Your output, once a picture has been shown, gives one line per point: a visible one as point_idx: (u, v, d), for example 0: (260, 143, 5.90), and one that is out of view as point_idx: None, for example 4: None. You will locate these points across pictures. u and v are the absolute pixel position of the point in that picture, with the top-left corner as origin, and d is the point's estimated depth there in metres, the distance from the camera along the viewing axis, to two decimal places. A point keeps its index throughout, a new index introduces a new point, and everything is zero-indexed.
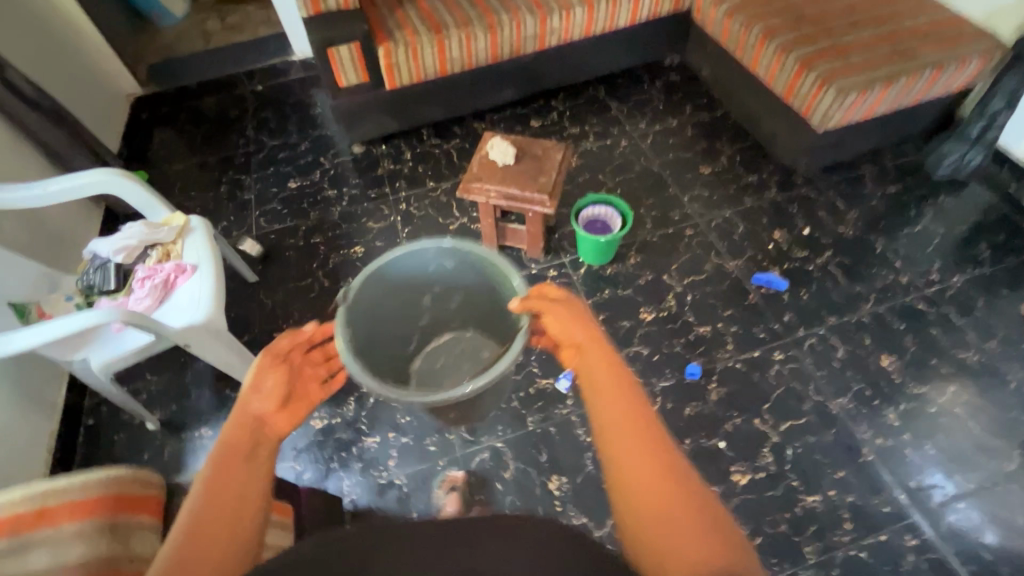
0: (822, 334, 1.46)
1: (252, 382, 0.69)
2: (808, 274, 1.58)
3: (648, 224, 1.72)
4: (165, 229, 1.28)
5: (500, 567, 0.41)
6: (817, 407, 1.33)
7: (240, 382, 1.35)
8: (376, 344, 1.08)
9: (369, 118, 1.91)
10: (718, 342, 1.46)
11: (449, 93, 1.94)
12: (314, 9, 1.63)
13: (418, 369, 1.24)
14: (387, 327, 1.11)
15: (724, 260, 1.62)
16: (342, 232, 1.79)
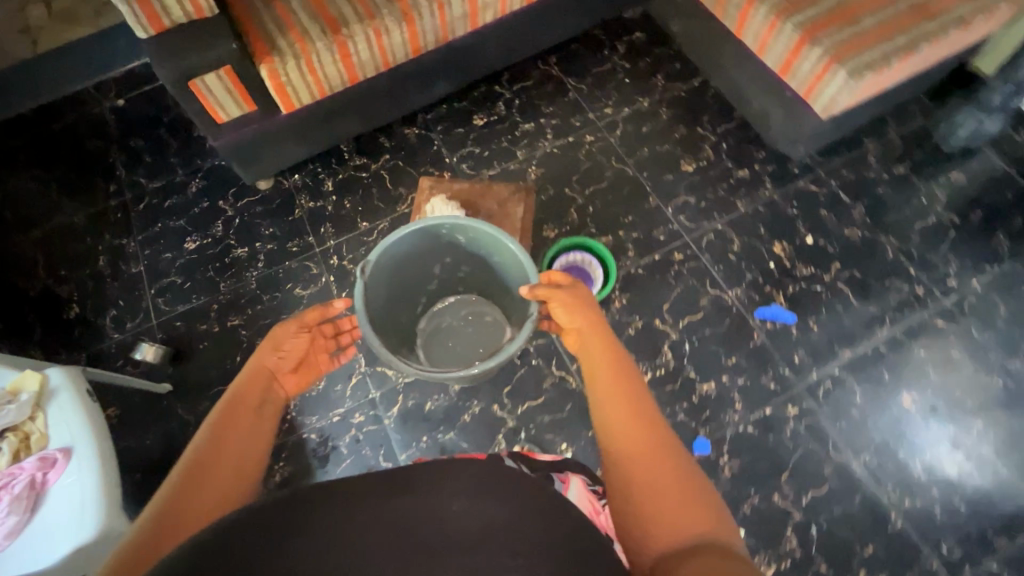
0: (837, 374, 1.29)
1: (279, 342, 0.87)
2: (816, 297, 1.38)
3: (631, 252, 1.46)
4: (12, 406, 0.96)
5: (446, 506, 0.48)
6: (839, 471, 1.20)
7: None
8: (393, 305, 1.24)
9: (267, 151, 1.49)
10: (725, 401, 1.28)
11: (366, 101, 1.52)
12: (157, 27, 1.14)
13: (424, 329, 1.37)
14: (402, 291, 1.25)
15: (721, 291, 1.40)
16: (265, 305, 1.46)
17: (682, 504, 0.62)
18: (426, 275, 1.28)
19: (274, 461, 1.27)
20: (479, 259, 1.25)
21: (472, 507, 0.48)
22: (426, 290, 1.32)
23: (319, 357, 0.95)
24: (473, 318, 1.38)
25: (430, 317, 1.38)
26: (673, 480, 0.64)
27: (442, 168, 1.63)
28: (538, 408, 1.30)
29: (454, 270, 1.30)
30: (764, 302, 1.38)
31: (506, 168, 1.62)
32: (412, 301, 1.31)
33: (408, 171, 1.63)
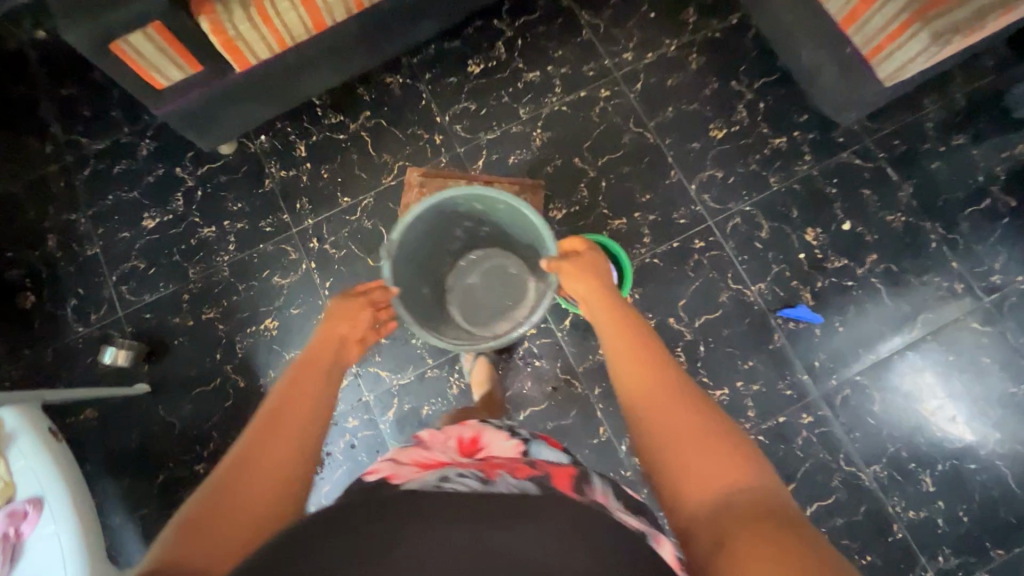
0: (857, 381, 1.22)
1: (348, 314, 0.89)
2: (845, 294, 1.27)
3: (647, 238, 1.31)
4: None
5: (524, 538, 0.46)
6: (848, 481, 1.18)
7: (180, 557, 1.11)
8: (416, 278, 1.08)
9: (227, 119, 1.26)
10: (737, 409, 1.22)
11: (338, 52, 1.26)
12: None
13: (450, 291, 1.21)
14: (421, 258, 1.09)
15: (743, 286, 1.28)
16: (241, 295, 1.32)
17: (726, 467, 0.58)
18: (440, 236, 1.11)
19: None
20: (490, 209, 1.07)
21: (540, 538, 0.46)
22: (444, 252, 1.16)
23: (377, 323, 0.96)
24: (501, 272, 1.21)
25: (455, 278, 1.21)
26: (714, 443, 0.60)
27: (432, 129, 1.40)
28: (541, 414, 1.24)
29: (468, 226, 1.13)
30: (789, 299, 1.27)
31: (507, 130, 1.39)
32: (433, 268, 1.15)
33: (392, 132, 1.40)
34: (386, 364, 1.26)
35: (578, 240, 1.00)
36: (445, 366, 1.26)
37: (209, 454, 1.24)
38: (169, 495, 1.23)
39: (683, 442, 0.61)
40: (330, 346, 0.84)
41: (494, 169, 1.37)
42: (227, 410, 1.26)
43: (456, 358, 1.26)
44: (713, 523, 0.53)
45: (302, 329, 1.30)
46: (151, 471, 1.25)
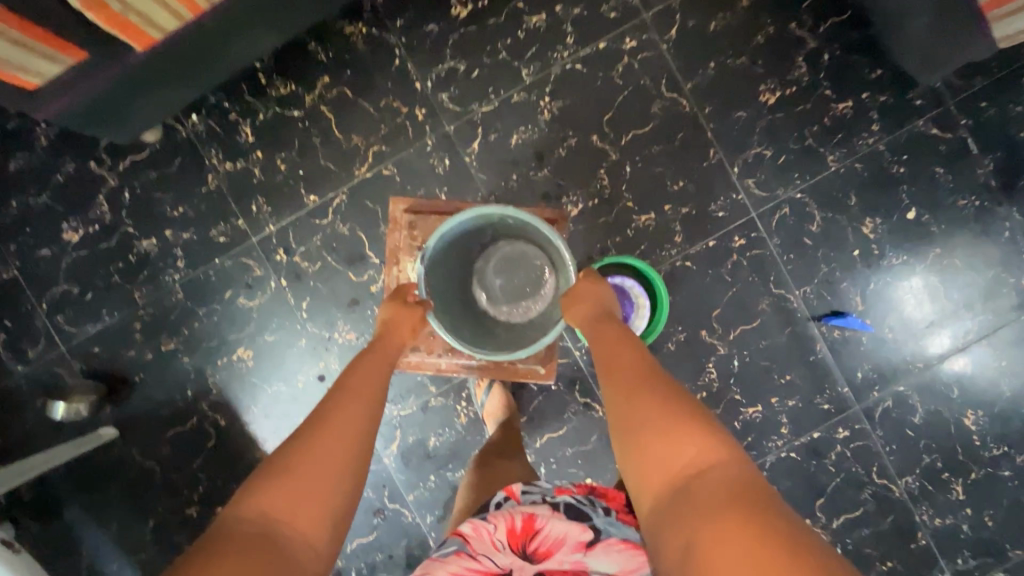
0: (900, 392, 1.13)
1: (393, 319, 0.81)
2: (899, 295, 1.12)
3: (678, 236, 1.11)
4: None
5: None
6: (877, 494, 1.13)
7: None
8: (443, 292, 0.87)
9: (145, 108, 0.99)
10: (770, 426, 1.13)
11: (275, 6, 0.93)
12: None
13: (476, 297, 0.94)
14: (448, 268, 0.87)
15: (786, 291, 1.12)
16: (204, 320, 1.12)
17: (692, 454, 0.61)
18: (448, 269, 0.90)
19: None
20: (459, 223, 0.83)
21: None
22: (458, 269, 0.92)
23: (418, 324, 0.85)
24: (523, 258, 0.92)
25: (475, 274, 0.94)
26: (682, 436, 0.62)
27: (411, 100, 1.10)
28: (559, 440, 1.13)
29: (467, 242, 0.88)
30: (836, 305, 1.12)
31: (507, 99, 1.10)
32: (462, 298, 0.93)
33: (361, 106, 1.11)
34: None
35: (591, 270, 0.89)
36: (451, 394, 1.14)
37: (199, 496, 1.14)
38: (162, 540, 1.15)
39: (653, 437, 0.64)
40: (389, 343, 0.79)
41: (494, 153, 1.11)
42: (211, 451, 1.14)
43: (462, 386, 1.14)
44: (677, 514, 0.57)
45: (282, 359, 1.13)
46: (139, 516, 1.15)
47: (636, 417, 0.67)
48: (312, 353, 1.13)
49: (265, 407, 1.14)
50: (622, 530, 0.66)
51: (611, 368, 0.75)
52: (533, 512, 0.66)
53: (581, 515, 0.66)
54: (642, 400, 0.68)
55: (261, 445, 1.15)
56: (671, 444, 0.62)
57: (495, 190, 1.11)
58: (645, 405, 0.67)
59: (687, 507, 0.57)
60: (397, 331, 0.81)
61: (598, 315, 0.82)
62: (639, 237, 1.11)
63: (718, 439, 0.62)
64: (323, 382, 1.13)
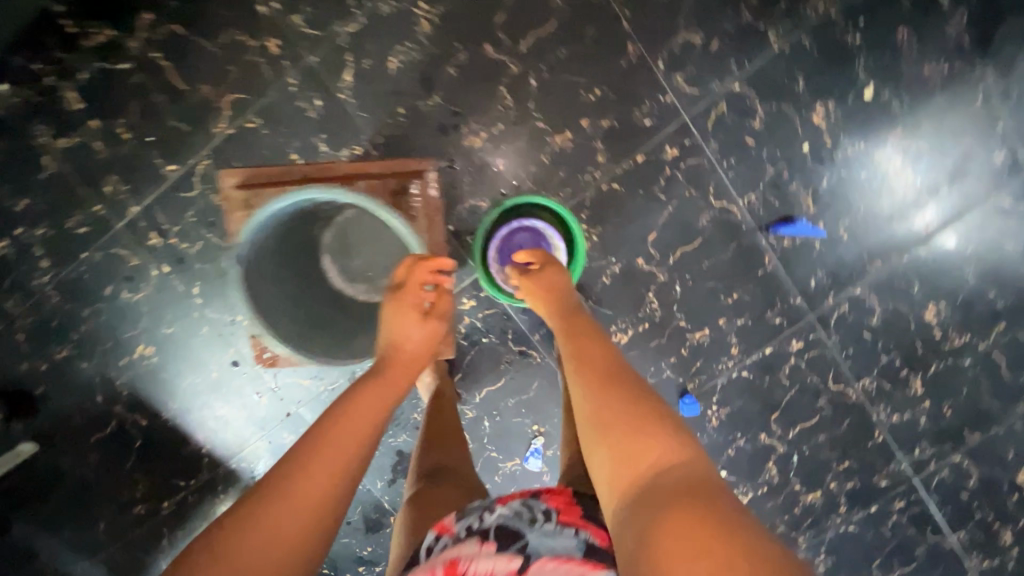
0: (857, 295, 1.04)
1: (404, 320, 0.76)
2: (854, 189, 1.00)
3: (601, 155, 0.97)
4: None
5: None
6: (835, 401, 1.09)
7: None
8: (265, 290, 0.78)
9: None
10: (719, 348, 1.06)
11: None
12: None
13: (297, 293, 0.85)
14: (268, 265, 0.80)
15: (728, 201, 0.99)
16: (90, 320, 1.01)
17: (660, 449, 0.59)
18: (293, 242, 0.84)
19: (211, 492, 1.12)
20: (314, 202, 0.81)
21: None
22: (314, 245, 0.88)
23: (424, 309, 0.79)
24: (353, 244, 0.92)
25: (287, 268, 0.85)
26: (651, 432, 0.61)
27: (260, 29, 0.91)
28: (500, 392, 1.07)
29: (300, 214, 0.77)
30: (785, 210, 1.00)
31: (375, 13, 0.91)
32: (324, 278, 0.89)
33: (201, 45, 0.91)
34: (305, 371, 1.07)
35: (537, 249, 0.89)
36: None
37: (141, 496, 1.11)
38: (114, 543, 1.12)
39: (622, 429, 0.63)
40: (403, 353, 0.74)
41: (372, 84, 0.92)
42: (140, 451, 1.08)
43: None
44: (638, 503, 0.55)
45: (187, 349, 1.04)
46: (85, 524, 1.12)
47: (605, 409, 0.66)
48: (219, 340, 1.04)
49: (184, 401, 1.07)
50: (557, 541, 0.58)
51: (582, 363, 0.74)
52: (456, 554, 0.57)
53: (510, 540, 0.58)
54: (611, 396, 0.67)
55: (192, 439, 1.09)
56: (641, 437, 0.61)
57: (381, 129, 0.94)
58: (615, 402, 0.66)
59: (648, 496, 0.55)
60: (403, 343, 0.75)
61: (570, 318, 0.82)
62: (556, 163, 0.96)
63: (684, 439, 0.61)
64: (239, 367, 1.06)
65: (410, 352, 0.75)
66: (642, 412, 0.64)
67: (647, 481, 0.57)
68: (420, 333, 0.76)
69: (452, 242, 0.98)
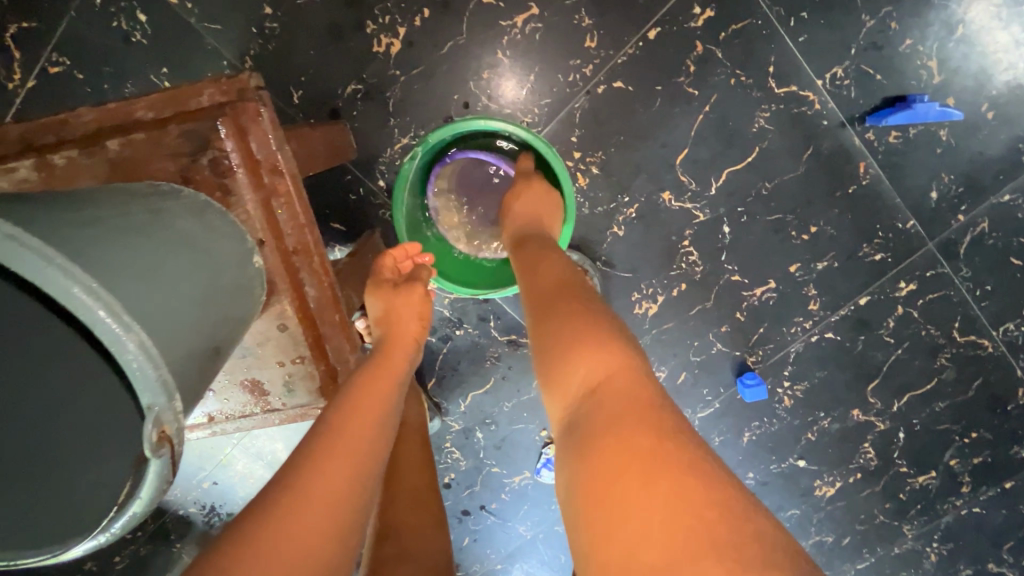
0: (1004, 203, 0.69)
1: (408, 298, 0.53)
2: (1007, 35, 0.62)
3: (590, 39, 0.62)
4: None
5: None
6: (960, 356, 0.77)
7: None
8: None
9: None
10: (791, 306, 0.74)
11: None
12: None
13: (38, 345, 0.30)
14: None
15: (800, 84, 0.63)
16: None
17: (595, 363, 0.37)
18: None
19: (150, 563, 0.88)
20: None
21: None
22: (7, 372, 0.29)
23: (409, 310, 0.53)
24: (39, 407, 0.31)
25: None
26: (591, 347, 0.38)
27: None
28: (491, 396, 0.80)
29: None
30: (895, 85, 0.63)
31: None
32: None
33: None
34: None
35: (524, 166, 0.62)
36: None
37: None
38: None
39: (555, 352, 0.40)
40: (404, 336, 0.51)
41: None
42: None
43: None
44: (575, 456, 0.33)
45: None
46: None
47: (543, 323, 0.43)
48: None
49: None
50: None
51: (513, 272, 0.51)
52: None
53: None
54: (550, 306, 0.43)
55: None
56: (576, 360, 0.38)
57: (248, 45, 0.61)
58: (547, 311, 0.43)
59: (590, 450, 0.33)
60: (397, 328, 0.51)
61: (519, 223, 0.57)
62: (523, 62, 0.63)
63: (630, 349, 0.39)
64: None
65: (407, 334, 0.51)
66: (580, 322, 0.41)
67: (585, 422, 0.35)
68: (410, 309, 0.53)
69: (387, 203, 0.66)
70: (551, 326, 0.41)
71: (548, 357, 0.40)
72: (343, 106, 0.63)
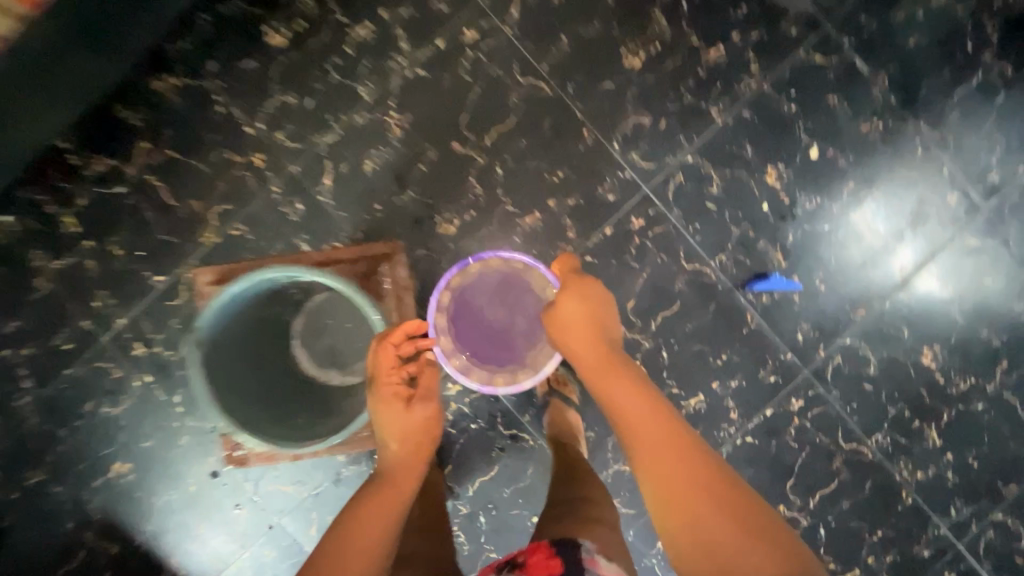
0: (848, 345, 1.03)
1: (414, 420, 0.74)
2: (821, 242, 1.02)
3: (571, 231, 1.00)
4: None
5: None
6: (850, 460, 1.03)
7: None
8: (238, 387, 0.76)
9: None
10: (718, 414, 1.02)
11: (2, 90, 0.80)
12: None
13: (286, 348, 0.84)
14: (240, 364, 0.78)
15: (701, 263, 1.01)
16: (69, 445, 0.99)
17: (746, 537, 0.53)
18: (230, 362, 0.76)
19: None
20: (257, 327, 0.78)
21: None
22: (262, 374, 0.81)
23: (415, 427, 0.74)
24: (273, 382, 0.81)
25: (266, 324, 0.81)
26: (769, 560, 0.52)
27: (246, 146, 0.99)
28: (494, 482, 1.01)
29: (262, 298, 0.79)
30: (759, 267, 1.02)
31: (351, 124, 0.98)
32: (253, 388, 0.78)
33: (190, 166, 0.99)
34: (288, 476, 1.01)
35: (569, 266, 0.79)
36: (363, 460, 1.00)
37: None
38: None
39: (730, 553, 0.53)
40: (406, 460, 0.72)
41: (350, 185, 0.98)
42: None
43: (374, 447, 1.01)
44: None
45: (166, 466, 1.00)
46: None
47: (683, 488, 0.58)
48: (197, 450, 0.99)
49: (158, 520, 1.01)
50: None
51: (645, 441, 0.62)
52: None
53: None
54: (689, 472, 0.58)
55: (166, 561, 1.02)
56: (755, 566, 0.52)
57: (359, 224, 0.98)
58: (710, 509, 0.56)
59: None
60: (406, 442, 0.73)
61: (598, 346, 0.72)
62: (529, 242, 1.00)
63: (766, 517, 0.56)
64: (218, 479, 1.00)
65: (413, 451, 0.73)
66: (749, 528, 0.54)
67: None
68: (416, 424, 0.73)
69: None
70: (693, 494, 0.57)
71: (695, 520, 0.56)
72: (413, 262, 0.99)
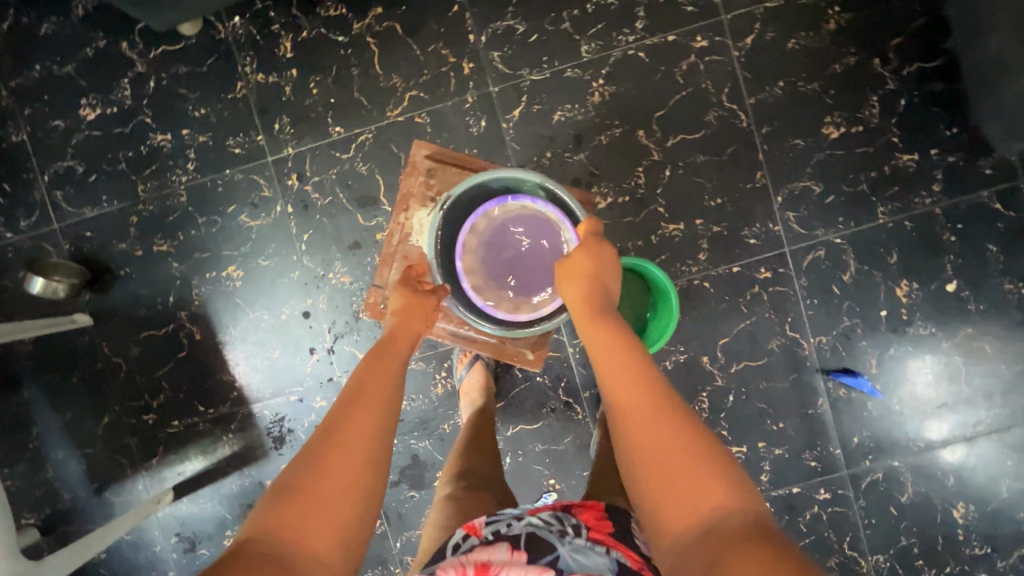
0: (893, 467, 1.07)
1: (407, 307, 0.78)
2: (916, 367, 1.06)
3: (703, 254, 1.05)
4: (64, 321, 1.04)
5: None
6: (844, 565, 1.08)
7: (123, 518, 0.99)
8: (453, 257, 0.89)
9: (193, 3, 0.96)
10: (750, 470, 1.07)
11: None
12: None
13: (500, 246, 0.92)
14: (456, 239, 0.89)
15: (801, 336, 1.06)
16: (198, 232, 1.09)
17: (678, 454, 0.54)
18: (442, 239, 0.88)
19: (221, 428, 1.11)
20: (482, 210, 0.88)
21: None
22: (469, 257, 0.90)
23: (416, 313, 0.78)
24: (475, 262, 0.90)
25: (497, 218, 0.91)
26: (712, 485, 0.51)
27: (461, 50, 1.05)
28: (532, 434, 1.09)
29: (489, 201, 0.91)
30: (849, 363, 1.06)
31: (559, 73, 1.04)
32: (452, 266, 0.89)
33: (407, 45, 1.06)
34: (363, 345, 1.08)
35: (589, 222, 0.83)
36: (433, 361, 1.08)
37: (158, 405, 1.10)
38: (111, 441, 1.11)
39: (691, 491, 0.52)
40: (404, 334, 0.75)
41: (534, 126, 1.05)
42: (183, 360, 1.10)
43: (446, 356, 1.09)
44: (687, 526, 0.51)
45: (268, 287, 1.09)
46: (95, 409, 1.10)
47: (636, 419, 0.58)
48: (302, 287, 1.08)
49: (242, 331, 1.10)
50: (589, 560, 0.56)
51: (615, 379, 0.63)
52: (487, 559, 0.56)
53: (542, 551, 0.57)
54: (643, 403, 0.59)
55: (231, 368, 1.10)
56: (698, 488, 0.52)
57: (526, 163, 1.05)
58: (661, 437, 0.56)
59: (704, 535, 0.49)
60: (409, 322, 0.77)
61: (590, 293, 0.75)
62: (662, 246, 1.05)
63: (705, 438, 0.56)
64: (307, 320, 1.09)
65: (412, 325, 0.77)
66: (694, 453, 0.54)
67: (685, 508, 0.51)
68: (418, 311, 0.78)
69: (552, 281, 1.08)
70: (640, 422, 0.58)
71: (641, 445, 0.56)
72: None
